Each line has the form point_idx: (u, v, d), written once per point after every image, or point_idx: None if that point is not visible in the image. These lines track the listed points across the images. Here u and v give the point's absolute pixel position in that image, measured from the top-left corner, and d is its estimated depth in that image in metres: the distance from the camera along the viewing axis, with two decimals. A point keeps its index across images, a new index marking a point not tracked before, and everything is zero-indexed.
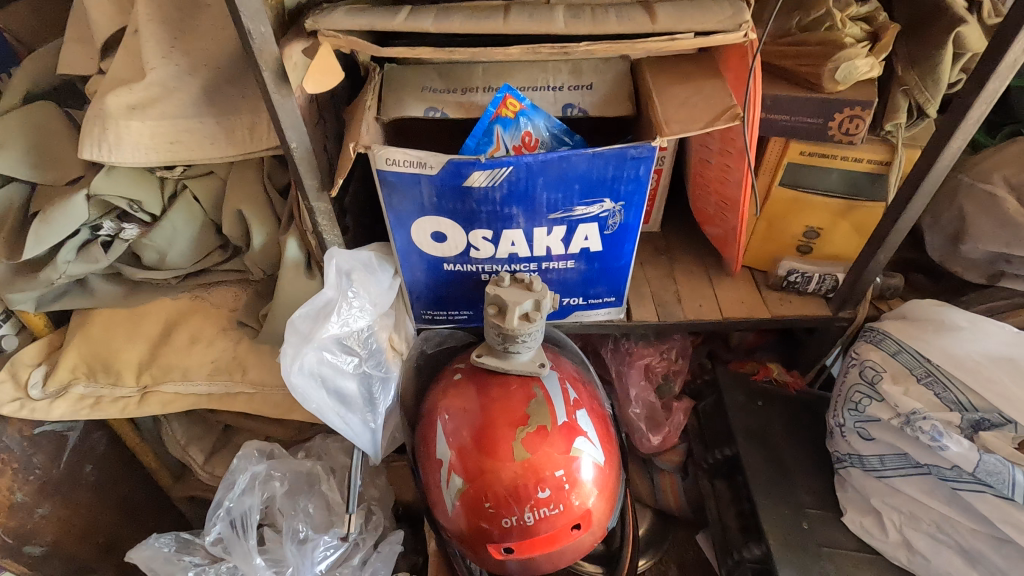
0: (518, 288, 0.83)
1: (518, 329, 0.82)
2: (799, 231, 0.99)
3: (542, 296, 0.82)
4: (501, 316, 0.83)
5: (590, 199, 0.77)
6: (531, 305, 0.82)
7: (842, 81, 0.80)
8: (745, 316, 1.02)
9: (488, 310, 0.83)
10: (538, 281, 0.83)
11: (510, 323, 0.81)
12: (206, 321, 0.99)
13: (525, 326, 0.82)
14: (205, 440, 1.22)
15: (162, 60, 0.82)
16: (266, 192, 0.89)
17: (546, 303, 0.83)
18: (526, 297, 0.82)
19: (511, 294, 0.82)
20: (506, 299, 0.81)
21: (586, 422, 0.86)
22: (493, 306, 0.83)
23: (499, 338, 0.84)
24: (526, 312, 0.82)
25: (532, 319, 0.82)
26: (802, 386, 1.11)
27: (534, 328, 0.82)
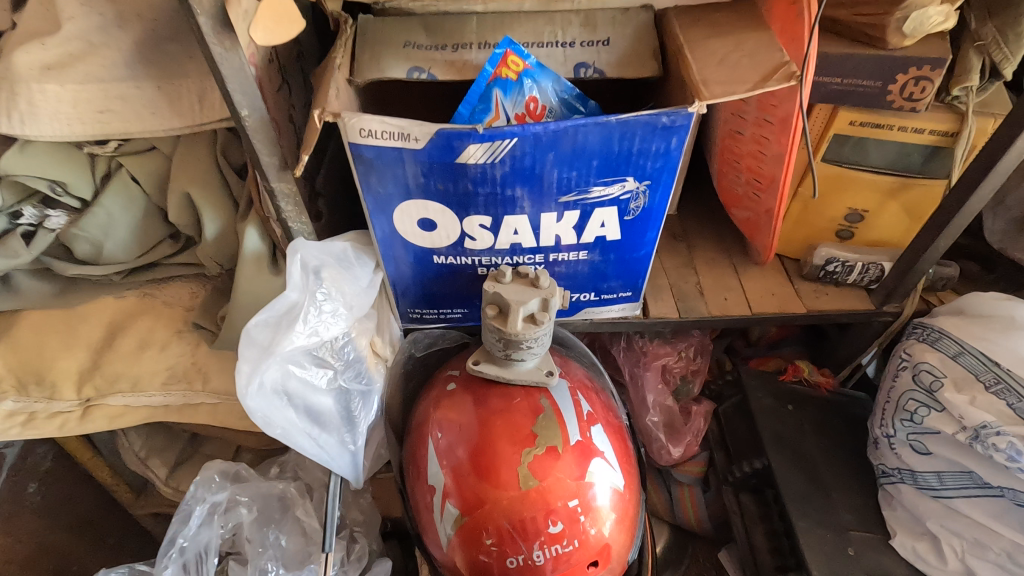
0: (523, 284, 0.70)
1: (522, 334, 0.69)
2: (840, 214, 0.87)
3: (551, 293, 0.69)
4: (502, 319, 0.70)
5: (610, 177, 0.64)
6: (537, 304, 0.70)
7: (909, 35, 0.67)
8: (777, 311, 0.90)
9: (487, 311, 0.70)
10: (546, 277, 0.70)
11: (512, 326, 0.69)
12: (156, 324, 0.85)
13: (532, 330, 0.69)
14: (168, 452, 1.08)
15: (82, 8, 0.67)
16: (220, 172, 0.75)
17: (555, 302, 0.70)
18: (532, 296, 0.69)
19: (514, 292, 0.69)
20: (508, 298, 0.68)
21: (602, 441, 0.74)
22: (493, 306, 0.70)
23: (499, 344, 0.71)
24: (532, 314, 0.70)
25: (538, 321, 0.69)
26: (833, 385, 0.99)
27: (542, 332, 0.70)
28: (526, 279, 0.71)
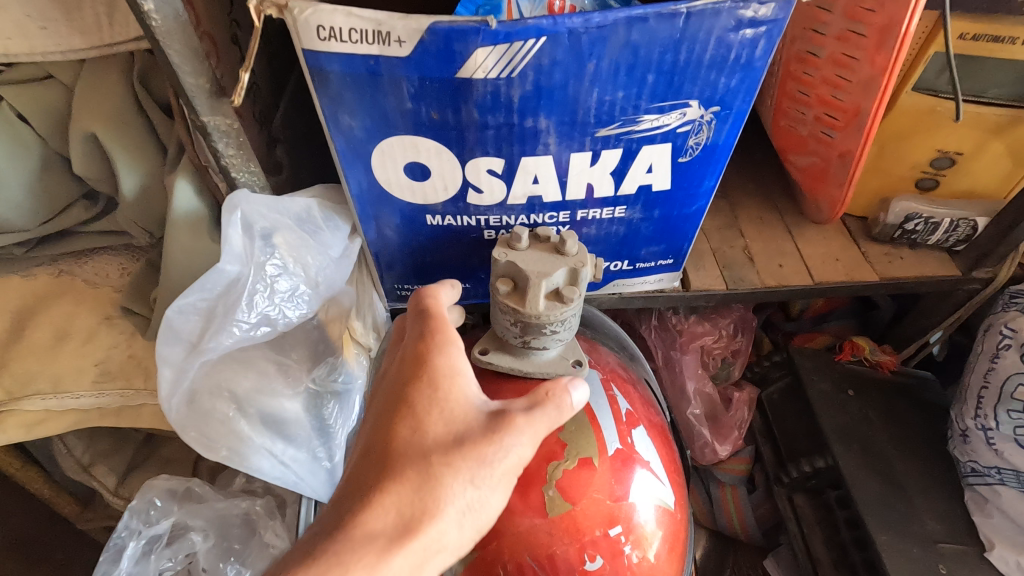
0: (545, 251, 0.53)
1: (546, 317, 0.52)
2: (925, 159, 0.70)
3: (581, 263, 0.52)
4: (519, 298, 0.53)
5: (667, 101, 0.47)
6: (564, 277, 0.52)
7: None
8: (844, 280, 0.74)
9: (498, 288, 0.53)
10: (576, 241, 0.53)
11: (533, 307, 0.52)
12: (78, 309, 0.67)
13: (558, 312, 0.52)
14: (117, 457, 0.91)
15: None
16: (138, 106, 0.56)
17: (587, 274, 0.53)
18: (558, 266, 0.52)
19: (534, 261, 0.52)
20: (526, 271, 0.51)
21: (645, 447, 0.59)
22: (506, 280, 0.53)
23: (515, 329, 0.54)
24: (557, 289, 0.53)
25: (566, 299, 0.52)
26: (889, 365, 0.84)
27: (571, 312, 0.53)
28: (548, 244, 0.54)
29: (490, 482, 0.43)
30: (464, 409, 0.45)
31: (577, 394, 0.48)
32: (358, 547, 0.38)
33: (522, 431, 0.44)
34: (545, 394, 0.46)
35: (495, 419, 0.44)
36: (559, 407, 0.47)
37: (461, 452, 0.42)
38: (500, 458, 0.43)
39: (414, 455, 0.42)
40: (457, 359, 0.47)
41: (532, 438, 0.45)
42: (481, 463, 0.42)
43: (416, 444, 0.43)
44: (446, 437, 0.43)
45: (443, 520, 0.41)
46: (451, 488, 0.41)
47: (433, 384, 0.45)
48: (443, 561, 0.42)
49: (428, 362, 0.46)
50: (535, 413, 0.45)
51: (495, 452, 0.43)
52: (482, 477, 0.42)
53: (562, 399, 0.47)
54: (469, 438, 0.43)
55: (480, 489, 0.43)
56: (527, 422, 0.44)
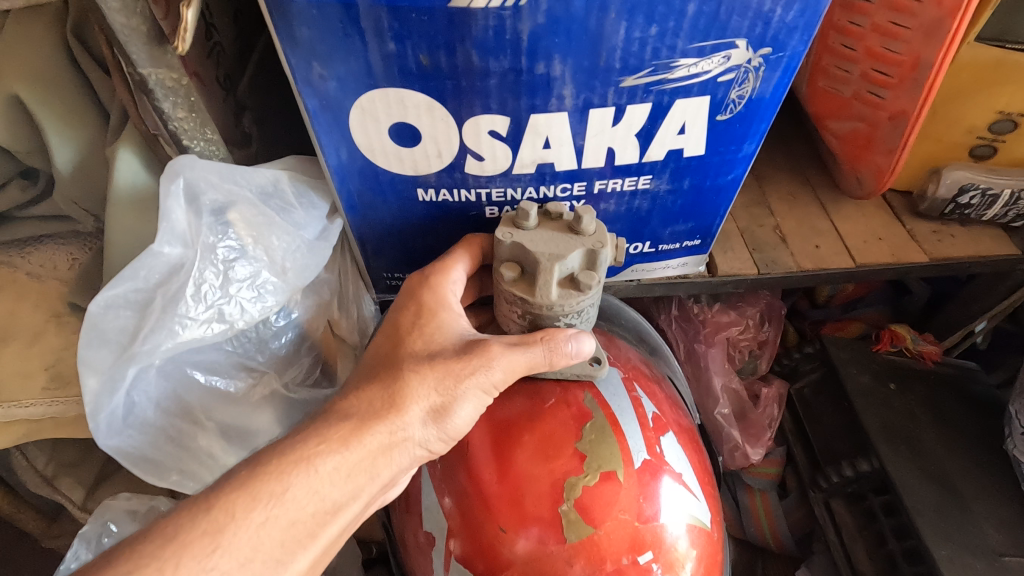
0: (558, 230, 0.44)
1: (560, 307, 0.43)
2: (984, 122, 0.62)
3: (601, 243, 0.43)
4: (527, 286, 0.44)
5: (711, 39, 0.38)
6: (579, 260, 0.44)
7: None
8: (891, 261, 0.66)
9: (502, 273, 0.44)
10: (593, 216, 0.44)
11: (543, 296, 0.43)
12: (19, 306, 0.58)
13: (573, 302, 0.43)
14: (83, 469, 0.82)
15: None
16: (74, 65, 0.48)
17: (607, 257, 0.44)
18: (574, 246, 0.43)
19: (543, 241, 0.43)
20: (537, 253, 0.43)
21: (676, 456, 0.51)
22: (512, 264, 0.44)
23: (521, 322, 0.45)
24: (571, 274, 0.44)
25: (583, 286, 0.43)
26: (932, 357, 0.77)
27: (588, 302, 0.44)
28: (560, 222, 0.45)
29: (466, 391, 0.41)
30: (447, 335, 0.43)
31: (581, 347, 0.44)
32: (325, 426, 0.38)
33: (496, 356, 0.41)
34: (536, 335, 0.43)
35: (472, 343, 0.42)
36: (551, 351, 0.43)
37: (430, 363, 0.40)
38: (471, 374, 0.41)
39: (389, 362, 0.41)
40: (446, 293, 0.44)
41: (510, 367, 0.42)
42: (449, 372, 0.40)
43: (391, 356, 0.42)
44: (422, 353, 0.41)
45: (410, 413, 0.39)
46: (416, 389, 0.40)
47: (420, 312, 0.43)
48: (412, 455, 0.40)
49: (415, 295, 0.44)
50: (524, 343, 0.42)
51: (464, 366, 0.40)
52: (450, 389, 0.40)
53: (556, 343, 0.43)
54: (442, 354, 0.41)
55: (446, 397, 0.40)
56: (504, 351, 0.41)
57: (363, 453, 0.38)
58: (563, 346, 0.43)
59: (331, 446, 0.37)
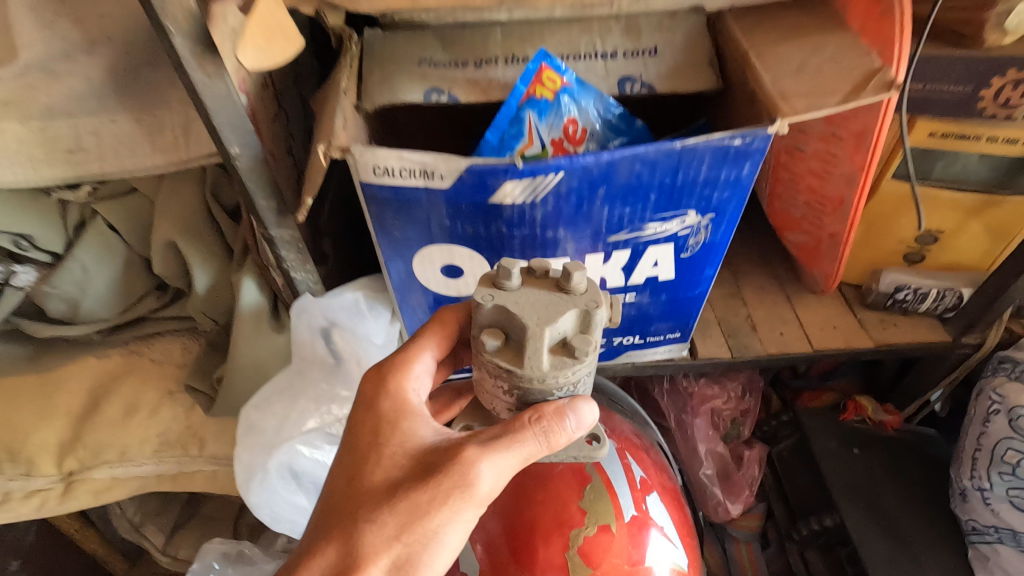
0: (546, 291, 0.41)
1: (555, 378, 0.39)
2: (910, 235, 0.77)
3: (593, 303, 0.40)
4: (511, 355, 0.40)
5: (669, 211, 0.54)
6: (571, 323, 0.40)
7: (1012, 31, 0.57)
8: (842, 347, 0.80)
9: (485, 343, 0.39)
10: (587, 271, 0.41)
11: (534, 366, 0.39)
12: (144, 387, 0.75)
13: (569, 371, 0.39)
14: (165, 517, 0.98)
15: (41, 33, 0.56)
16: (209, 215, 0.66)
17: (601, 317, 0.40)
18: (568, 307, 0.39)
19: (529, 302, 0.40)
20: (524, 315, 0.39)
21: (659, 512, 0.64)
22: (494, 332, 0.40)
23: (508, 398, 0.42)
24: (564, 339, 0.40)
25: (577, 352, 0.39)
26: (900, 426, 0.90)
27: (584, 370, 0.40)
28: (547, 280, 0.42)
29: (440, 521, 0.42)
30: (411, 452, 0.45)
31: (582, 418, 0.42)
32: None
33: (469, 465, 0.42)
34: (524, 417, 0.41)
35: (441, 458, 0.43)
36: (543, 445, 0.42)
37: (393, 502, 0.42)
38: (443, 497, 0.42)
39: (353, 505, 0.43)
40: (410, 405, 0.47)
41: (489, 468, 0.42)
42: (410, 513, 0.42)
43: (355, 494, 0.44)
44: (386, 486, 0.43)
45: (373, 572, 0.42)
46: (378, 539, 0.42)
47: (384, 432, 0.46)
48: None
49: (375, 407, 0.47)
50: (512, 440, 0.41)
51: (430, 495, 0.42)
52: (416, 527, 0.42)
53: (536, 434, 0.41)
54: (404, 487, 0.43)
55: (412, 540, 0.42)
56: (479, 453, 0.42)
57: None
58: (558, 437, 0.41)
59: None
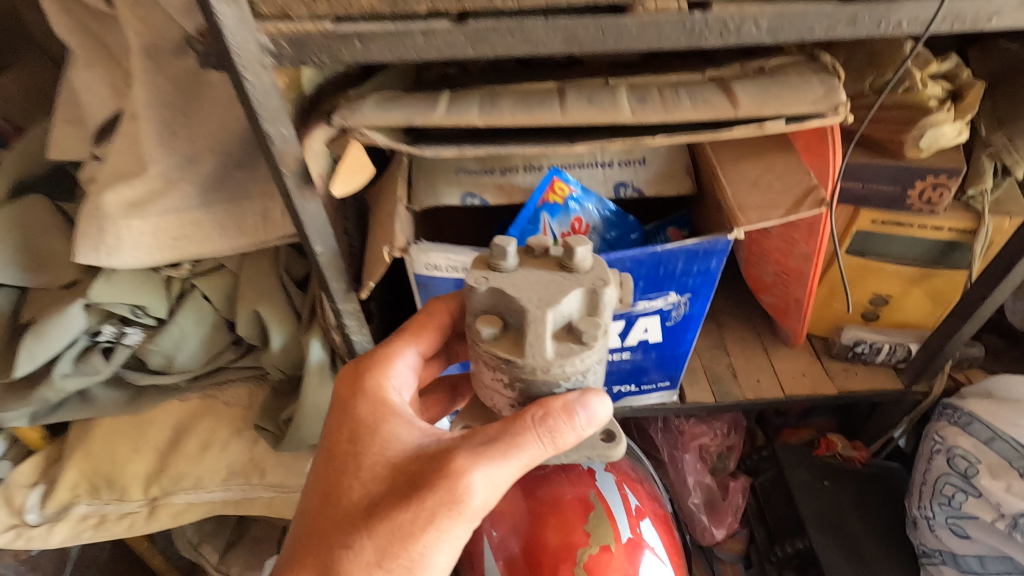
0: (550, 275, 0.45)
1: (562, 366, 0.42)
2: (866, 297, 0.89)
3: (597, 284, 0.44)
4: (510, 344, 0.43)
5: (655, 293, 0.69)
6: (575, 304, 0.43)
7: (925, 148, 0.71)
8: (811, 393, 0.93)
9: (485, 330, 0.43)
10: (584, 251, 0.44)
11: (537, 348, 0.42)
12: (218, 424, 0.89)
13: (576, 358, 0.42)
14: (219, 537, 1.11)
15: (165, 151, 0.73)
16: (283, 286, 0.81)
17: (605, 298, 0.44)
18: (568, 291, 0.43)
19: (526, 285, 0.43)
20: (523, 301, 0.42)
21: (651, 535, 0.77)
22: (494, 319, 0.44)
23: (510, 392, 0.46)
24: (569, 321, 0.43)
25: (581, 331, 0.42)
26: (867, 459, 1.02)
27: (590, 351, 0.43)
28: (552, 265, 0.46)
29: (428, 532, 0.47)
30: (391, 459, 0.51)
31: (593, 412, 0.45)
32: None
33: (456, 477, 0.47)
34: (527, 419, 0.45)
35: (425, 469, 0.49)
36: (543, 449, 0.46)
37: (378, 513, 0.48)
38: (433, 507, 0.47)
39: (339, 514, 0.49)
40: (389, 418, 0.53)
41: (474, 476, 0.47)
42: (396, 525, 0.47)
43: (341, 504, 0.50)
44: (368, 498, 0.49)
45: None
46: (366, 549, 0.47)
47: (366, 444, 0.52)
48: None
49: (354, 415, 0.54)
50: (514, 444, 0.45)
51: (415, 509, 0.47)
52: (403, 537, 0.47)
53: (526, 446, 0.45)
54: (386, 498, 0.48)
55: (398, 553, 0.47)
56: (467, 463, 0.47)
57: None
58: (565, 435, 0.45)
59: None
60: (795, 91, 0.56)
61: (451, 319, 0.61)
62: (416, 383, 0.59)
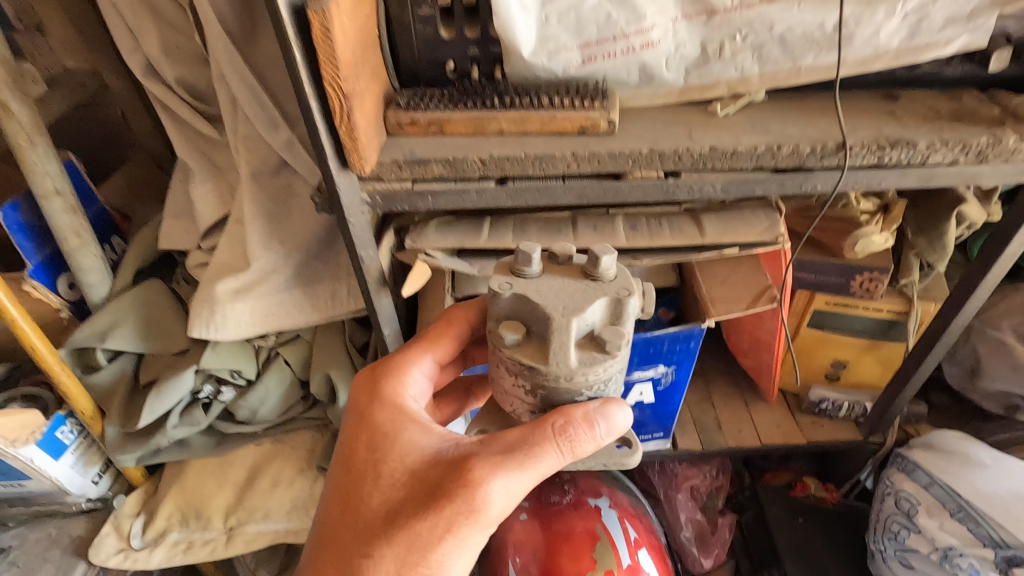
0: (572, 285, 0.49)
1: (585, 374, 0.46)
2: (827, 363, 1.08)
3: (618, 296, 0.47)
4: (534, 350, 0.47)
5: (647, 365, 0.89)
6: (598, 312, 0.47)
7: (860, 251, 0.89)
8: (783, 442, 1.09)
9: (507, 335, 0.47)
10: (609, 261, 0.48)
11: (559, 354, 0.46)
12: (286, 464, 1.07)
13: (599, 366, 0.46)
14: (273, 563, 1.28)
15: (264, 250, 0.93)
16: (348, 353, 1.01)
17: (626, 308, 0.48)
18: (592, 301, 0.47)
19: (550, 293, 0.48)
20: (548, 309, 0.46)
21: (647, 563, 0.94)
22: (517, 326, 0.47)
23: (529, 398, 0.50)
24: (591, 328, 0.47)
25: (604, 337, 0.46)
26: (838, 499, 1.19)
27: (610, 359, 0.47)
28: (575, 275, 0.50)
29: (446, 537, 0.51)
30: (410, 467, 0.55)
31: (613, 423, 0.49)
32: None
33: (472, 487, 0.51)
34: (545, 430, 0.49)
35: (444, 481, 0.52)
36: (559, 460, 0.50)
37: (400, 521, 0.52)
38: (453, 515, 0.51)
39: (361, 521, 0.54)
40: (407, 426, 0.58)
41: (488, 486, 0.51)
42: (415, 532, 0.52)
43: (363, 511, 0.54)
44: (389, 507, 0.53)
45: None
46: (386, 554, 0.52)
47: (386, 452, 0.56)
48: None
49: (374, 423, 0.58)
50: (532, 454, 0.50)
51: (434, 516, 0.51)
52: (423, 540, 0.51)
53: (539, 457, 0.50)
54: (406, 507, 0.53)
55: (416, 556, 0.51)
56: (484, 473, 0.51)
57: None
58: (584, 444, 0.49)
59: None
60: (747, 223, 0.75)
61: (464, 331, 0.66)
62: (428, 391, 0.65)
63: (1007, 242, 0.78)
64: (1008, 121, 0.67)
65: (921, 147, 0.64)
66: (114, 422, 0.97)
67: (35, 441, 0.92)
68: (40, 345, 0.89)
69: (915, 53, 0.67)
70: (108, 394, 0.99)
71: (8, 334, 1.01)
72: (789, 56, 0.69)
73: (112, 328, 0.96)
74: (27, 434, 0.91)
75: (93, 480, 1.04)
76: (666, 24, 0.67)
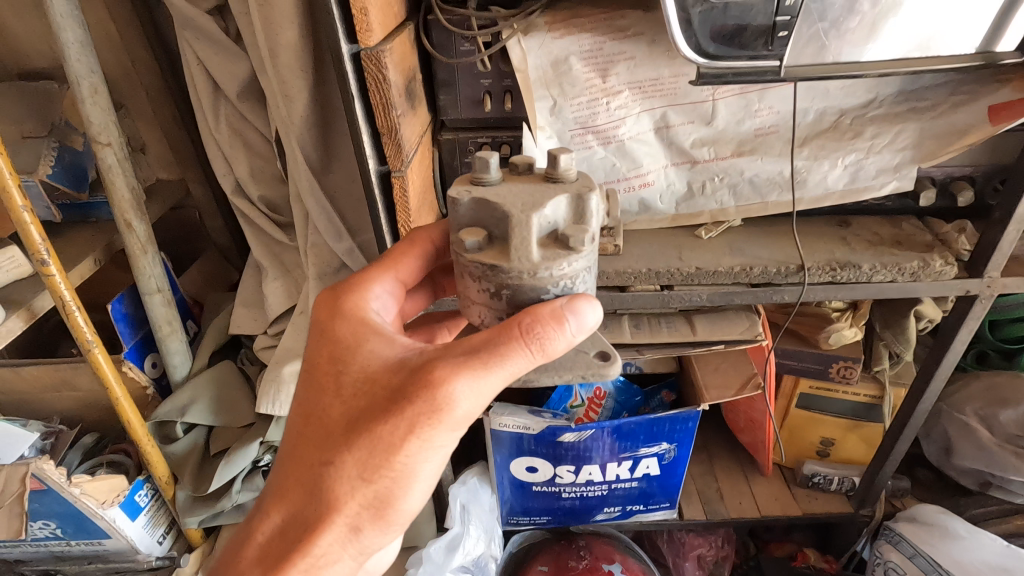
0: (536, 188, 0.49)
1: (548, 269, 0.46)
2: (816, 440, 1.21)
3: (581, 194, 0.48)
4: (497, 252, 0.47)
5: (652, 442, 1.03)
6: (560, 209, 0.48)
7: (834, 343, 1.04)
8: (781, 513, 1.19)
9: (467, 239, 0.47)
10: (567, 160, 0.49)
11: (524, 253, 0.46)
12: None
13: (563, 261, 0.46)
14: None
15: None
16: None
17: (589, 204, 0.48)
18: (554, 198, 0.47)
19: (509, 195, 0.48)
20: (507, 207, 0.46)
21: None
22: (478, 230, 0.47)
23: (497, 302, 0.49)
24: (554, 225, 0.48)
25: (567, 232, 0.47)
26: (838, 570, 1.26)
27: (575, 254, 0.47)
28: (538, 181, 0.50)
29: (409, 440, 0.50)
30: (370, 374, 0.53)
31: (583, 321, 0.47)
32: (279, 500, 0.54)
33: (434, 389, 0.49)
34: (514, 330, 0.46)
35: (406, 385, 0.50)
36: (533, 357, 0.47)
37: (361, 427, 0.51)
38: (415, 420, 0.49)
39: (323, 427, 0.53)
40: (368, 335, 0.56)
41: (451, 386, 0.48)
42: (375, 437, 0.50)
43: (326, 418, 0.53)
44: (351, 414, 0.52)
45: (349, 498, 0.52)
46: (350, 459, 0.51)
47: (346, 362, 0.54)
48: (347, 523, 0.53)
49: (335, 337, 0.56)
50: (498, 353, 0.47)
51: (396, 422, 0.50)
52: (385, 444, 0.50)
53: (503, 353, 0.47)
54: (367, 414, 0.51)
55: (378, 457, 0.51)
56: (445, 374, 0.49)
57: (318, 538, 0.53)
58: (555, 342, 0.46)
59: (280, 510, 0.54)
60: (731, 323, 0.91)
61: (427, 252, 0.65)
62: (393, 308, 0.63)
63: (953, 339, 0.90)
64: (937, 246, 0.84)
65: (865, 269, 0.81)
66: (185, 487, 1.12)
67: (118, 503, 1.06)
68: (134, 419, 1.03)
69: (858, 193, 0.84)
70: (181, 462, 1.13)
71: (99, 407, 1.17)
72: (757, 194, 0.87)
73: (190, 403, 1.11)
74: (114, 496, 1.06)
75: (158, 540, 1.17)
76: (659, 169, 0.86)
